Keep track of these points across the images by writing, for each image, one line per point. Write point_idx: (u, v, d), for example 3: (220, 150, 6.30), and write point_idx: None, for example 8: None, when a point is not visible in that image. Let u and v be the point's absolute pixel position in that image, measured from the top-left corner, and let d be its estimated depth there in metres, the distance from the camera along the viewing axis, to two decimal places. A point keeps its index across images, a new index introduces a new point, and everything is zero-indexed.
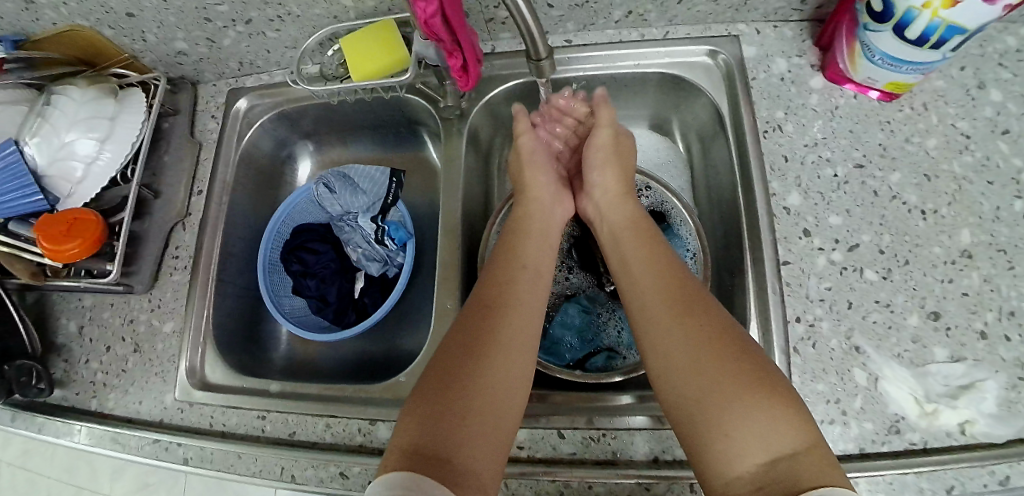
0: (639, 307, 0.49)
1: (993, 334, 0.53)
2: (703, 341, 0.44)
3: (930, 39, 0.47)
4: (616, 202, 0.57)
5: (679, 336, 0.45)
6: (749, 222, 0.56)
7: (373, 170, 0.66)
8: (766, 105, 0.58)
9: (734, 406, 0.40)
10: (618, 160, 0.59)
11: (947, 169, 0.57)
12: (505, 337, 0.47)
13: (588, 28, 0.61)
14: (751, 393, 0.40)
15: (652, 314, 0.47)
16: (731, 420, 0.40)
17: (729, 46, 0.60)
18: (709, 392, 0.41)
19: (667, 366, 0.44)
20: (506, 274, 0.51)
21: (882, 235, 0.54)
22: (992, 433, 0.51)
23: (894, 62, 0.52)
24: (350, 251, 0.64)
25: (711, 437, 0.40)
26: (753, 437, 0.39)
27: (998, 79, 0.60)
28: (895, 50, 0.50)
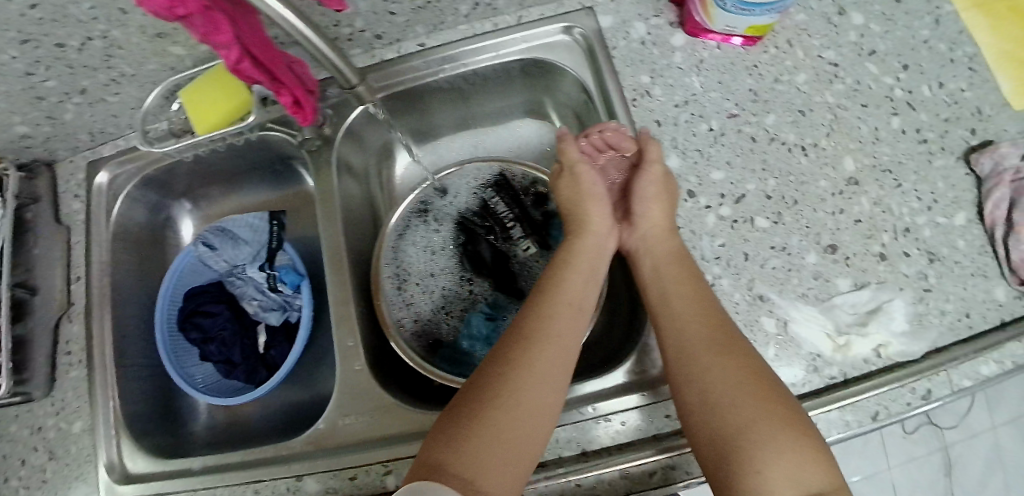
0: (688, 336, 0.46)
1: (892, 254, 0.54)
2: (752, 378, 0.42)
3: None
4: (658, 233, 0.52)
5: (728, 370, 0.43)
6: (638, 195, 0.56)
7: (251, 217, 0.63)
8: (631, 72, 0.56)
9: (770, 447, 0.39)
10: (661, 193, 0.51)
11: (821, 101, 0.57)
12: (546, 367, 0.43)
13: (440, 27, 0.59)
14: (794, 437, 0.40)
15: (704, 345, 0.45)
16: (766, 459, 0.39)
17: (584, 20, 0.58)
18: (759, 425, 0.40)
19: (716, 395, 0.42)
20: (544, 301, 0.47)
21: (766, 180, 0.54)
22: (908, 350, 0.52)
23: (744, 6, 0.50)
24: (247, 306, 0.62)
25: (743, 473, 0.39)
26: (788, 472, 0.39)
27: (857, 2, 0.60)
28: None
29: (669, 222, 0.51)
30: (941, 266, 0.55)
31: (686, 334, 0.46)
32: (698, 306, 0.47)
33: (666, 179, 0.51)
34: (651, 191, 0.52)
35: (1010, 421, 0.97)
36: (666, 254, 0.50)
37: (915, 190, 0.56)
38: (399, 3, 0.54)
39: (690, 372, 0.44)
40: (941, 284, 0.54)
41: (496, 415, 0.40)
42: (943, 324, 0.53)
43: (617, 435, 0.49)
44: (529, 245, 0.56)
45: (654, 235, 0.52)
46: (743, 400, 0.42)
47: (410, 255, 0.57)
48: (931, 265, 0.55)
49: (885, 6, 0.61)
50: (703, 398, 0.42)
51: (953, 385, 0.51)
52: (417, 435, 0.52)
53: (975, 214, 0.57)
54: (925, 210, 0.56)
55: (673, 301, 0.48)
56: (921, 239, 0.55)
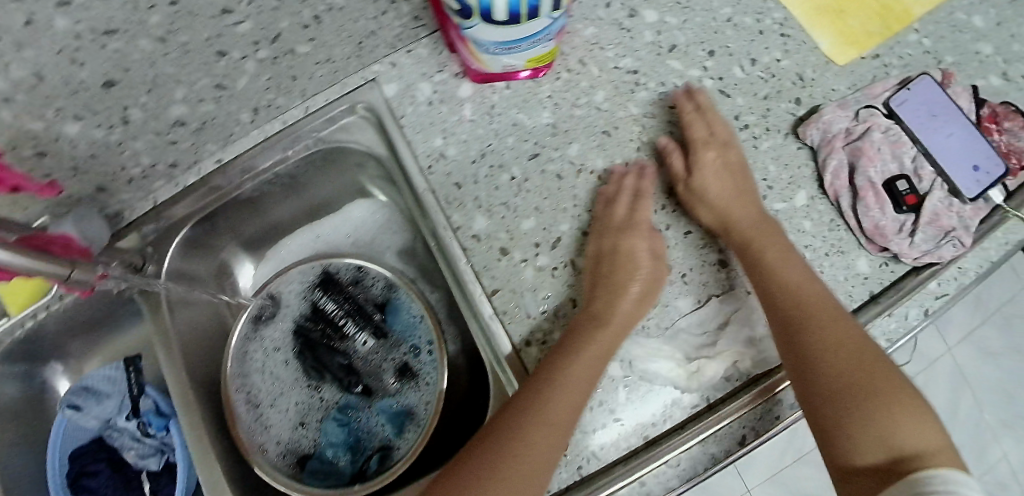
0: (803, 296, 0.46)
1: (733, 259, 0.52)
2: (849, 347, 0.43)
3: (521, 14, 0.46)
4: (737, 203, 0.50)
5: (830, 338, 0.43)
6: (451, 271, 0.51)
7: (105, 369, 0.62)
8: (422, 138, 0.54)
9: (885, 414, 0.39)
10: (732, 167, 0.52)
11: (625, 115, 0.54)
12: (576, 373, 0.43)
13: (232, 138, 0.58)
14: (891, 402, 0.40)
15: (805, 313, 0.45)
16: (885, 426, 0.39)
17: (368, 94, 0.56)
18: (858, 395, 0.41)
19: (818, 371, 0.42)
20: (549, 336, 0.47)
21: (581, 216, 0.51)
22: (768, 356, 0.50)
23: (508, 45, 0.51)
24: (125, 458, 0.60)
25: (866, 440, 0.39)
26: (911, 431, 0.39)
27: None
28: (501, 37, 0.49)
29: (750, 196, 0.51)
30: None
31: (778, 304, 0.46)
32: (796, 277, 0.47)
33: (728, 151, 0.53)
34: (726, 161, 0.52)
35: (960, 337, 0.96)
36: (760, 221, 0.50)
37: None
38: (174, 132, 0.54)
39: (791, 349, 0.44)
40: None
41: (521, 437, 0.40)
42: None
43: None
44: (365, 339, 0.55)
45: (739, 211, 0.50)
46: (840, 361, 0.42)
47: (258, 378, 0.55)
48: None
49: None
50: (806, 372, 0.43)
51: None
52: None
53: (818, 188, 0.55)
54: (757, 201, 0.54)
55: (784, 262, 0.47)
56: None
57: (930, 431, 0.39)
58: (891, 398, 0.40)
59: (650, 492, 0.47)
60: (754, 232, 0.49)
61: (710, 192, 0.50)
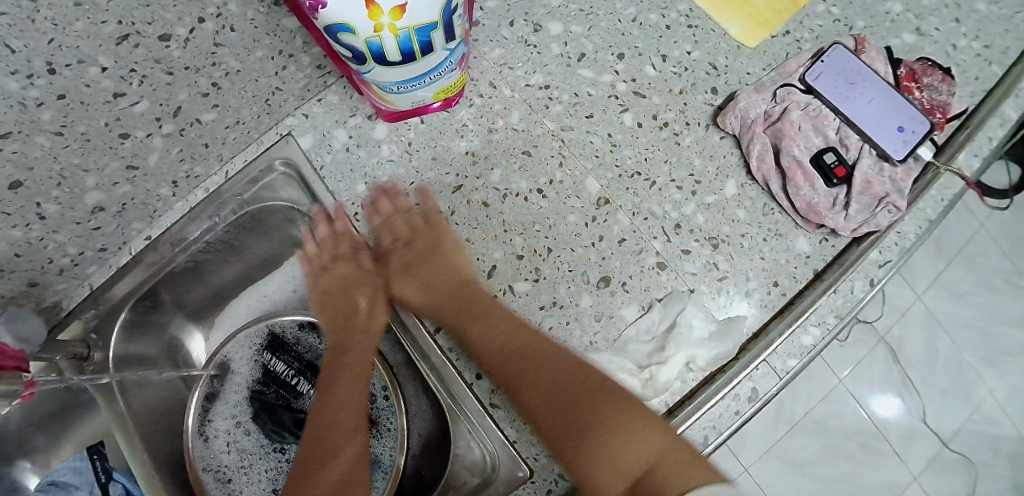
0: (525, 346, 0.47)
1: (671, 258, 0.52)
2: (564, 386, 0.46)
3: (414, 52, 0.45)
4: (440, 288, 0.51)
5: (548, 374, 0.46)
6: None
7: (73, 459, 0.58)
8: (345, 186, 0.54)
9: (610, 432, 0.44)
10: (435, 241, 0.52)
11: (543, 131, 0.54)
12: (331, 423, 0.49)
13: (156, 215, 0.57)
14: (625, 420, 0.44)
15: (519, 360, 0.47)
16: (602, 451, 0.44)
17: (286, 149, 0.56)
18: (590, 414, 0.45)
19: (556, 400, 0.46)
20: (330, 385, 0.51)
21: (512, 241, 0.51)
22: (723, 353, 0.50)
23: (407, 83, 0.49)
24: None
25: (601, 452, 0.44)
26: (630, 453, 0.43)
27: (550, 10, 0.58)
28: (397, 76, 0.48)
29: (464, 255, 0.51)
30: (727, 248, 0.53)
31: (490, 361, 0.47)
32: (495, 337, 0.48)
33: (417, 242, 0.53)
34: (406, 260, 0.55)
35: (929, 283, 0.96)
36: (462, 291, 0.51)
37: (674, 180, 0.54)
38: (95, 218, 0.52)
39: (532, 386, 0.46)
40: (737, 265, 0.53)
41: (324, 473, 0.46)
42: (752, 303, 0.52)
43: None
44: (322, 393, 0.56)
45: (467, 275, 0.51)
46: (545, 403, 0.46)
47: (219, 453, 0.54)
48: (717, 251, 0.53)
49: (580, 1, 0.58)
50: (538, 415, 0.46)
51: (777, 372, 0.49)
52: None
53: (747, 176, 0.56)
54: (689, 198, 0.54)
55: (496, 339, 0.47)
56: (696, 228, 0.53)
57: (661, 443, 0.43)
58: (598, 443, 0.44)
59: None
60: (451, 312, 0.50)
61: (349, 320, 0.54)
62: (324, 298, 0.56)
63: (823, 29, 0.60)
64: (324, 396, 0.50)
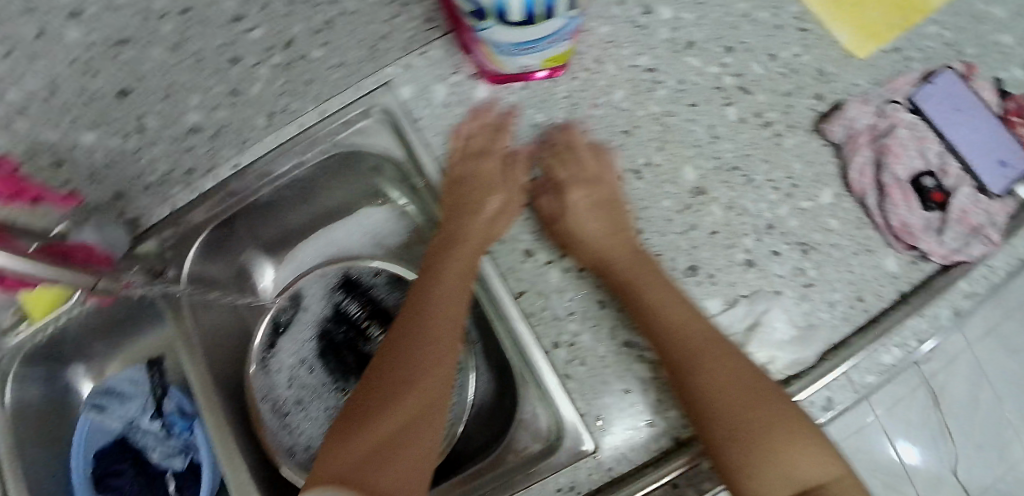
0: (675, 318, 0.46)
1: (759, 257, 0.51)
2: (727, 375, 0.43)
3: (536, 14, 0.45)
4: (614, 242, 0.49)
5: (720, 365, 0.43)
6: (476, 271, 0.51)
7: (129, 371, 0.66)
8: (440, 140, 0.54)
9: (775, 431, 0.40)
10: (605, 205, 0.50)
11: (646, 113, 0.53)
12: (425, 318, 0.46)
13: (247, 144, 0.57)
14: (779, 420, 0.40)
15: (689, 349, 0.44)
16: (771, 447, 0.39)
17: (382, 97, 0.55)
18: (745, 408, 0.41)
19: (700, 366, 0.43)
20: (438, 306, 0.47)
21: (605, 217, 0.51)
22: (801, 359, 0.49)
23: (523, 45, 0.49)
24: (151, 456, 0.62)
25: (767, 451, 0.39)
26: (802, 464, 0.39)
27: None
28: (515, 36, 0.48)
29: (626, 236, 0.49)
30: (817, 256, 0.52)
31: (660, 340, 0.45)
32: (677, 313, 0.46)
33: (600, 191, 0.51)
34: (554, 216, 0.51)
35: None
36: (629, 260, 0.48)
37: (772, 180, 0.53)
38: (191, 138, 0.54)
39: (686, 357, 0.44)
40: (823, 275, 0.52)
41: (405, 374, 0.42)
42: (832, 315, 0.51)
43: None
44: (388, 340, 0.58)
45: (610, 254, 0.48)
46: (704, 378, 0.43)
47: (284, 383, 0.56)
48: (806, 257, 0.52)
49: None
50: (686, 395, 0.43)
51: (852, 385, 0.49)
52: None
53: (843, 187, 0.54)
54: (784, 200, 0.53)
55: (658, 305, 0.46)
56: (787, 232, 0.52)
57: (826, 467, 0.39)
58: (757, 442, 0.40)
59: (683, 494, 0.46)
60: (631, 267, 0.48)
61: (459, 243, 0.50)
62: (450, 211, 0.52)
63: (932, 51, 0.59)
64: (424, 317, 0.46)
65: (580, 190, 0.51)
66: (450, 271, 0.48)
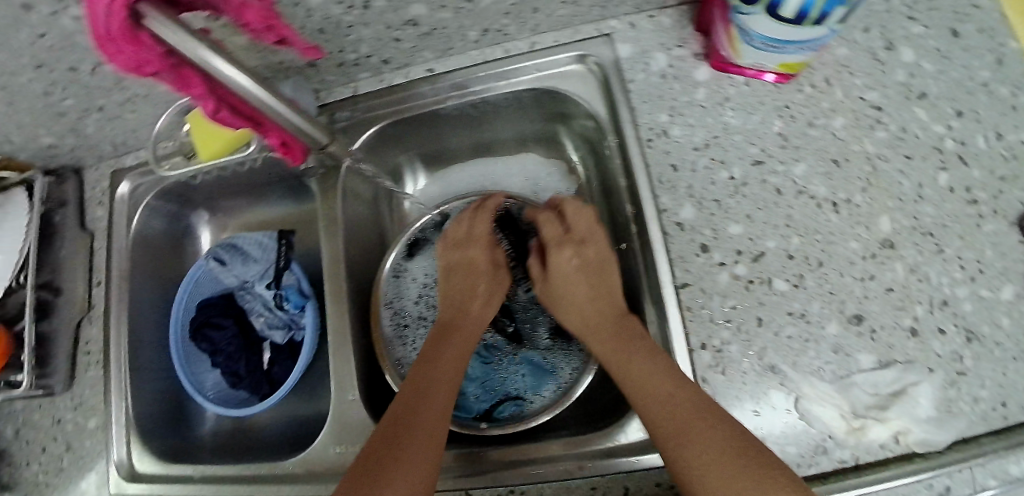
0: (647, 374, 0.46)
1: (924, 330, 0.47)
2: (709, 444, 0.41)
3: (808, 16, 0.42)
4: (593, 308, 0.54)
5: (698, 435, 0.42)
6: (644, 244, 0.51)
7: (260, 235, 0.64)
8: (647, 109, 0.52)
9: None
10: (596, 281, 0.55)
11: (860, 150, 0.50)
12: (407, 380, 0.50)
13: (448, 53, 0.56)
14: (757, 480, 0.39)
15: (665, 419, 0.44)
16: None
17: (599, 48, 0.54)
18: (727, 476, 0.40)
19: (661, 423, 0.44)
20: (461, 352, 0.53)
21: (790, 238, 0.49)
22: (930, 440, 0.46)
23: (775, 42, 0.46)
24: (254, 321, 0.64)
25: None
26: None
27: (909, 35, 0.52)
28: (774, 30, 0.44)
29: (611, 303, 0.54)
30: (977, 348, 0.47)
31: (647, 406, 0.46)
32: (664, 379, 0.45)
33: (591, 253, 0.55)
34: (585, 259, 0.55)
35: None
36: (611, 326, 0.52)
37: (958, 257, 0.48)
38: (402, 30, 0.51)
39: (660, 408, 0.44)
40: (977, 367, 0.47)
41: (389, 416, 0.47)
42: (973, 413, 0.46)
43: None
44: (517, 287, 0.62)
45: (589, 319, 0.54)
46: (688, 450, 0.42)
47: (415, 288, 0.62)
48: (966, 346, 0.47)
49: (940, 41, 0.51)
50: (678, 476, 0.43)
51: (976, 486, 0.45)
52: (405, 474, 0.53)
53: None
54: (966, 281, 0.48)
55: (631, 369, 0.48)
56: (962, 314, 0.47)
57: None
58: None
59: None
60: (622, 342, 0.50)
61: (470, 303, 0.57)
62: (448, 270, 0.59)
63: None
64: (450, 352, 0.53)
65: (569, 251, 0.56)
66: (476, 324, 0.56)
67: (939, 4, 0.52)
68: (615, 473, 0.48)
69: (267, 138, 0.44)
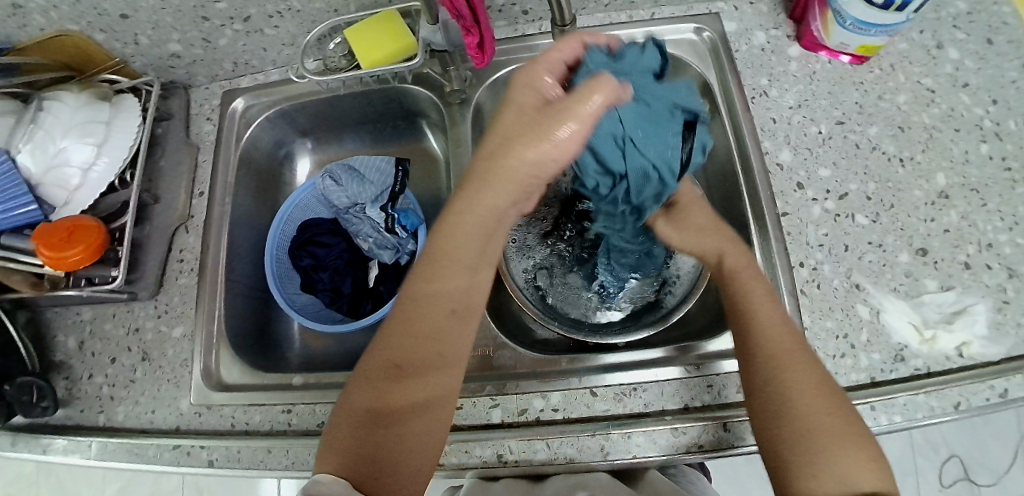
0: (773, 343, 0.46)
1: (976, 264, 0.56)
2: (817, 398, 0.43)
3: (895, 2, 0.52)
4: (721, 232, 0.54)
5: (807, 385, 0.43)
6: (749, 181, 0.61)
7: (378, 160, 0.69)
8: (751, 74, 0.64)
9: (836, 451, 0.40)
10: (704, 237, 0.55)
11: (918, 121, 0.61)
12: (413, 307, 0.45)
13: (580, 12, 0.67)
14: (846, 437, 0.41)
15: (784, 362, 0.45)
16: (832, 461, 0.40)
17: (712, 23, 0.66)
18: (818, 426, 0.41)
19: (776, 358, 0.45)
20: (462, 277, 0.46)
21: (868, 183, 0.59)
22: (988, 352, 0.53)
23: (863, 25, 0.57)
24: (361, 242, 0.68)
25: (812, 466, 0.40)
26: (848, 472, 0.39)
27: (954, 39, 0.64)
28: (864, 14, 0.55)
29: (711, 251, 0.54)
30: (1019, 282, 0.55)
31: (767, 344, 0.46)
32: (781, 331, 0.47)
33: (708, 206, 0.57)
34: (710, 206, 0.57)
35: None
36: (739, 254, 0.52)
37: (998, 210, 0.57)
38: None
39: (770, 364, 0.45)
40: (1020, 299, 0.54)
41: (383, 350, 0.45)
42: (1019, 334, 0.53)
43: (718, 395, 0.53)
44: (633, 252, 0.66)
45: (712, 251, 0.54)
46: (795, 388, 0.43)
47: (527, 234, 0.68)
48: (1009, 279, 0.55)
49: (977, 45, 0.63)
50: (765, 402, 0.44)
51: None
52: (532, 375, 0.57)
53: None
54: (1007, 229, 0.56)
55: (752, 302, 0.49)
56: (1004, 255, 0.56)
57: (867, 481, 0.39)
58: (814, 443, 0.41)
59: (876, 417, 0.51)
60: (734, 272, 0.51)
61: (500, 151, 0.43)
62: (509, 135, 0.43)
63: None
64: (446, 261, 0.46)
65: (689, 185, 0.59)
66: (467, 222, 0.45)
67: (976, 19, 0.64)
68: (729, 371, 0.53)
69: (468, 38, 0.51)
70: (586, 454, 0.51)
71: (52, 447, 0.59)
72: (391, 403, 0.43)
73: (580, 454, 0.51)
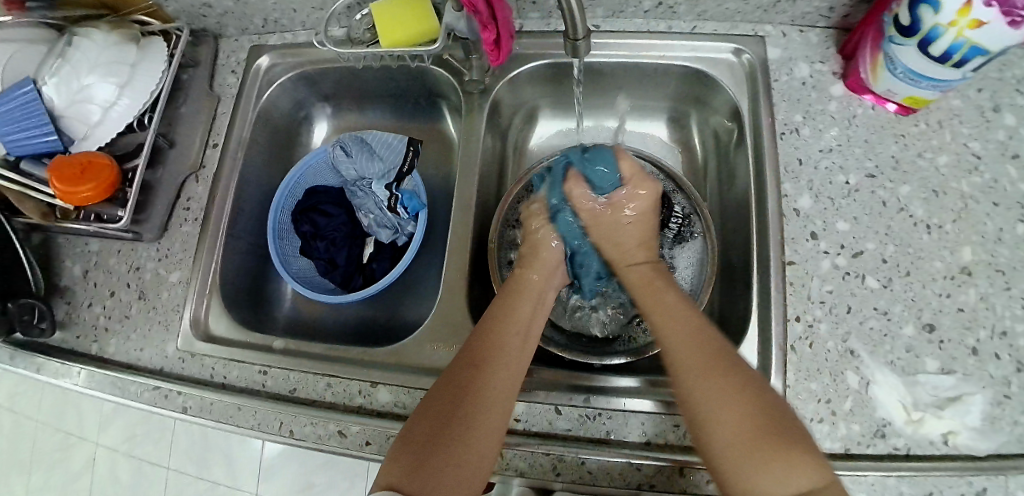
0: (681, 348, 0.48)
1: (984, 351, 0.52)
2: (739, 398, 0.43)
3: (953, 57, 0.48)
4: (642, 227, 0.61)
5: (725, 387, 0.44)
6: (761, 222, 0.58)
7: (391, 138, 0.70)
8: (786, 108, 0.60)
9: (765, 457, 0.40)
10: (647, 240, 0.60)
11: (956, 187, 0.56)
12: (495, 322, 0.52)
13: (617, 15, 0.65)
14: (770, 441, 0.40)
15: (696, 365, 0.46)
16: (762, 468, 0.40)
17: (754, 46, 0.63)
18: (742, 432, 0.41)
19: (684, 363, 0.47)
20: (531, 312, 0.54)
21: (887, 245, 0.56)
22: (975, 447, 0.50)
23: (915, 77, 0.52)
24: (362, 217, 0.69)
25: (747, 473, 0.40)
26: (775, 474, 0.39)
27: (1016, 103, 0.58)
28: (916, 64, 0.51)
29: (653, 254, 0.60)
30: None
31: (680, 352, 0.47)
32: (688, 332, 0.49)
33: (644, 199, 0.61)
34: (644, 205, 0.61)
35: None
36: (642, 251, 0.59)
37: None
38: None
39: (686, 368, 0.46)
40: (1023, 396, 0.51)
41: (470, 351, 0.50)
42: (1013, 432, 0.50)
43: (682, 436, 0.51)
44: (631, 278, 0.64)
45: (631, 254, 0.59)
46: (709, 390, 0.44)
47: None
48: (1017, 374, 0.51)
49: None
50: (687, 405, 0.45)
51: (1008, 492, 0.48)
52: None
53: None
54: None
55: (665, 313, 0.51)
56: (1017, 347, 0.52)
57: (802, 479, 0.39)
58: (744, 456, 0.41)
59: None
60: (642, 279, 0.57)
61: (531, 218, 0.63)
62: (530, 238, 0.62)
63: None
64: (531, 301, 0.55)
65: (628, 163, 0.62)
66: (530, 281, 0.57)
67: None
68: None
69: (483, 33, 0.50)
70: (537, 470, 0.52)
71: (47, 368, 0.63)
72: (469, 396, 0.46)
73: (532, 469, 0.52)
